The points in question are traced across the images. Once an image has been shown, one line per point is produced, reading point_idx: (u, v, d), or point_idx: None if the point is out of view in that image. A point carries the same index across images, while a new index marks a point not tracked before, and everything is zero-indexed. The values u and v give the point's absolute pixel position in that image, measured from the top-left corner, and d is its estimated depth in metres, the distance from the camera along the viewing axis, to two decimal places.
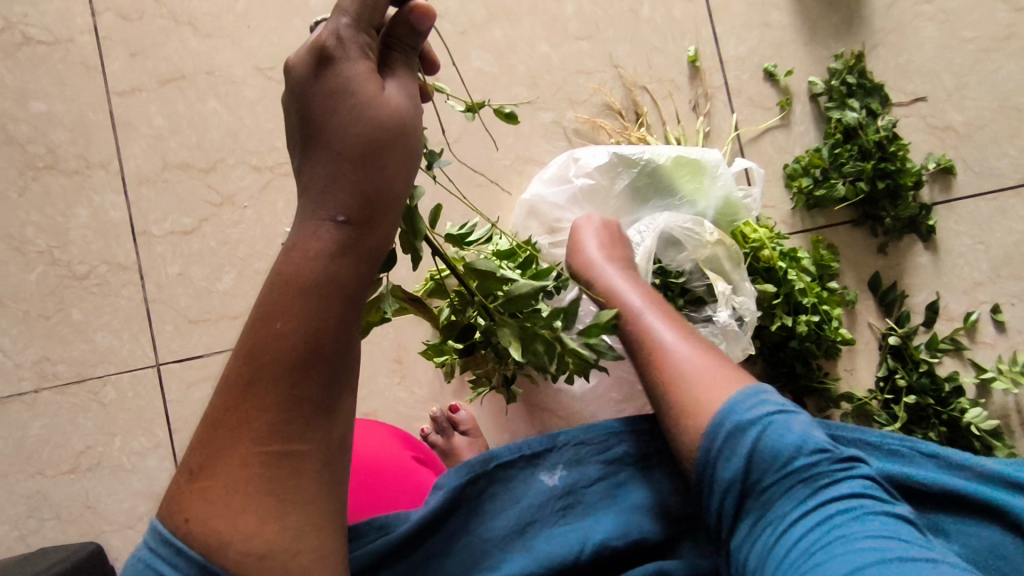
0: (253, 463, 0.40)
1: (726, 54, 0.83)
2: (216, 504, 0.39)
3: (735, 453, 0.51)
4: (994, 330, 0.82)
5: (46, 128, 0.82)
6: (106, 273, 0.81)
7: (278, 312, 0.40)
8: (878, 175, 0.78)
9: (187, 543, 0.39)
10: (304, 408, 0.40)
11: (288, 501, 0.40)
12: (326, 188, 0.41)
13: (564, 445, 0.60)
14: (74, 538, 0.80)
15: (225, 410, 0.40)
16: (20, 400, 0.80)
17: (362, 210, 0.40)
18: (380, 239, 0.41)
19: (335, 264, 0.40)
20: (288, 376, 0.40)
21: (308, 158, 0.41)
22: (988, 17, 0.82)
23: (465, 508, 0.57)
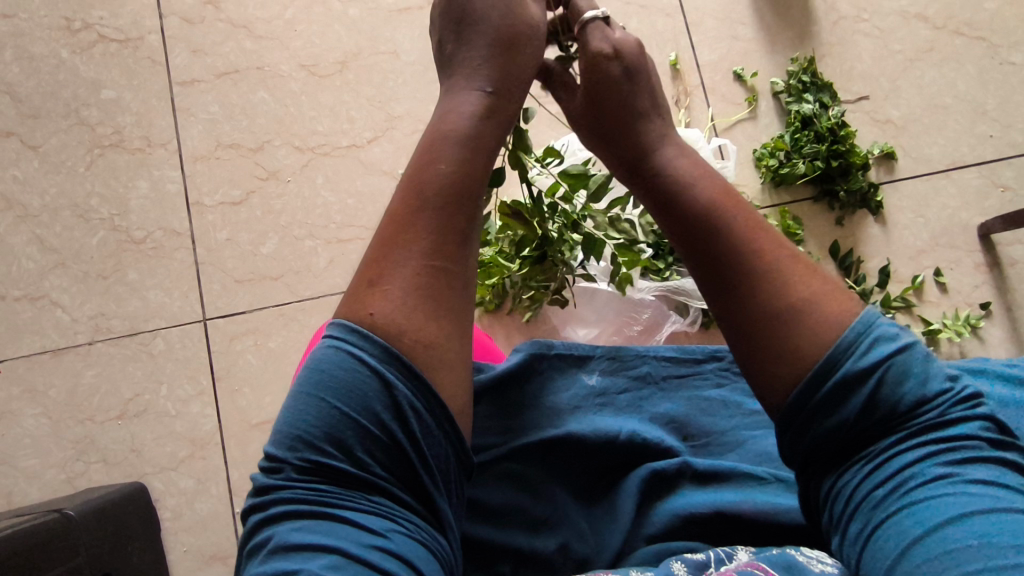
0: (420, 270, 0.48)
1: (701, 59, 0.98)
2: (391, 294, 0.47)
3: (853, 394, 0.44)
4: (938, 291, 0.94)
5: (114, 113, 0.93)
6: (161, 238, 0.91)
7: (435, 150, 0.52)
8: (832, 156, 0.93)
9: (369, 330, 0.46)
10: (456, 234, 0.50)
11: (442, 310, 0.48)
12: (476, 69, 0.57)
13: (601, 355, 0.72)
14: (118, 479, 0.86)
15: (397, 230, 0.49)
16: (75, 351, 0.88)
17: (494, 83, 0.57)
18: (510, 99, 0.58)
19: (483, 124, 0.55)
20: (447, 205, 0.50)
21: (459, 49, 0.59)
22: (913, 33, 0.99)
23: (534, 377, 0.69)
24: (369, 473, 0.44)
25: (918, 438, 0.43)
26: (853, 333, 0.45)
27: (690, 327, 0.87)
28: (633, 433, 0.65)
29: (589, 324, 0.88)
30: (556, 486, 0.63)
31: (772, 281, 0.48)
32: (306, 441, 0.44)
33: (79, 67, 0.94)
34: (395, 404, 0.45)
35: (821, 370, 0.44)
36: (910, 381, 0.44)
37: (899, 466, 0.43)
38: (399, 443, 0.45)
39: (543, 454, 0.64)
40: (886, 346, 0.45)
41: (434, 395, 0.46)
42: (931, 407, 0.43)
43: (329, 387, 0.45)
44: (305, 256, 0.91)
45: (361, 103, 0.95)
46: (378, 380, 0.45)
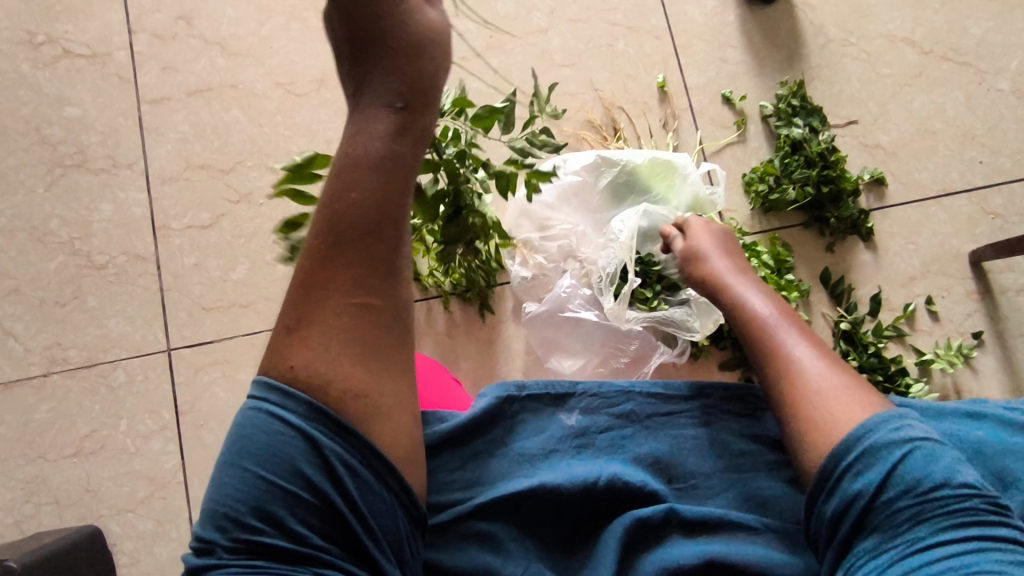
0: (343, 312, 0.48)
1: (689, 82, 0.96)
2: (320, 351, 0.47)
3: (875, 471, 0.49)
4: (930, 319, 0.92)
5: (78, 131, 0.89)
6: (124, 263, 0.86)
7: (354, 188, 0.48)
8: (822, 181, 0.91)
9: (290, 386, 0.46)
10: (379, 267, 0.49)
11: (370, 354, 0.48)
12: (393, 80, 0.51)
13: (581, 393, 0.68)
14: (71, 522, 0.80)
15: (313, 272, 0.48)
16: (28, 384, 0.83)
17: (415, 103, 0.51)
18: (428, 124, 0.52)
19: (397, 144, 0.50)
20: (363, 240, 0.48)
21: (383, 62, 0.51)
22: (902, 57, 0.98)
23: (503, 422, 0.65)
24: (306, 544, 0.44)
25: (959, 526, 0.46)
26: (874, 421, 0.51)
27: (678, 358, 0.84)
28: (613, 479, 0.61)
29: (574, 355, 0.84)
30: (530, 543, 0.59)
31: (795, 387, 0.57)
32: (233, 519, 0.44)
33: (41, 82, 0.90)
34: (324, 464, 0.45)
35: (835, 452, 0.51)
36: (937, 465, 0.49)
37: (921, 541, 0.46)
38: (333, 504, 0.45)
39: (514, 508, 0.60)
40: (908, 432, 0.50)
41: (372, 448, 0.47)
42: (968, 496, 0.47)
43: (251, 455, 0.45)
44: (277, 282, 0.87)
45: (339, 123, 0.91)
46: (304, 440, 0.45)
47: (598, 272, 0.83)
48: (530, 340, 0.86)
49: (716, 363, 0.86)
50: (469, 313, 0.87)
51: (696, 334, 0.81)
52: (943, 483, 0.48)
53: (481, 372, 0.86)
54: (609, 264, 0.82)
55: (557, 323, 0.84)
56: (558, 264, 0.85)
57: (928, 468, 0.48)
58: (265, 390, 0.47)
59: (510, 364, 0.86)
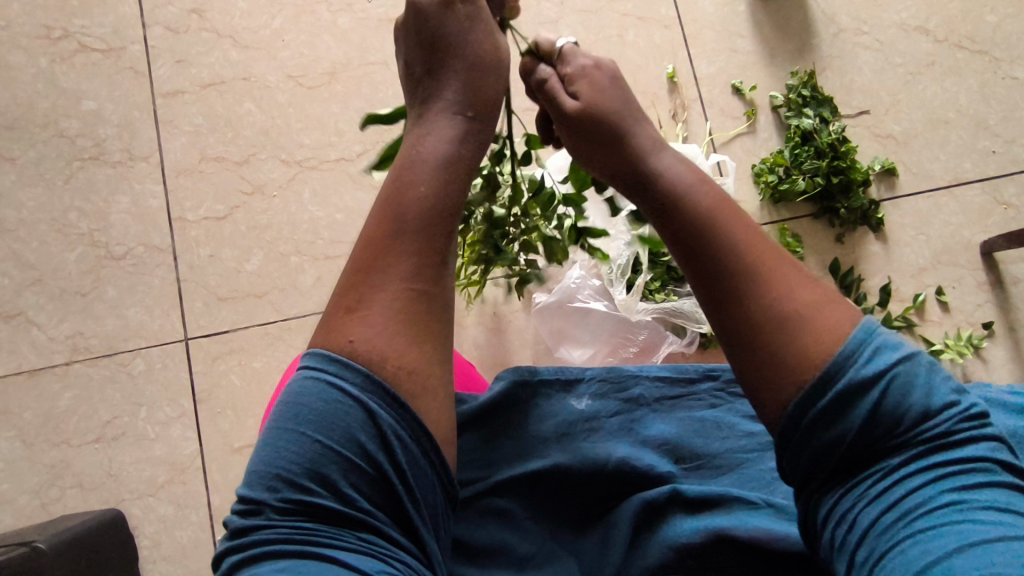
0: (402, 296, 0.48)
1: (699, 72, 0.96)
2: (378, 330, 0.47)
3: (858, 406, 0.42)
4: (940, 310, 0.92)
5: (95, 125, 0.91)
6: (142, 254, 0.88)
7: (422, 183, 0.50)
8: (832, 172, 0.91)
9: (349, 358, 0.46)
10: (436, 254, 0.50)
11: (426, 340, 0.48)
12: (463, 90, 0.54)
13: (590, 378, 0.69)
14: (95, 505, 0.83)
15: (375, 255, 0.49)
16: (52, 371, 0.85)
17: (478, 112, 0.55)
18: (486, 130, 0.55)
19: (463, 147, 0.53)
20: (426, 229, 0.49)
21: (456, 71, 0.55)
22: (915, 45, 0.98)
23: (519, 405, 0.66)
24: (355, 508, 0.44)
25: (928, 455, 0.42)
26: (855, 340, 0.44)
27: (688, 348, 0.85)
28: (622, 461, 0.62)
29: (584, 344, 0.85)
30: (544, 522, 0.60)
31: (756, 289, 0.46)
32: (287, 480, 0.43)
33: (57, 76, 0.91)
34: (379, 434, 0.45)
35: (816, 381, 0.43)
36: (916, 393, 0.42)
37: (892, 477, 0.42)
38: (385, 474, 0.45)
39: (530, 487, 0.61)
40: (887, 356, 0.43)
41: (419, 424, 0.47)
42: (932, 420, 0.42)
43: (310, 420, 0.45)
44: (291, 273, 0.89)
45: (350, 116, 0.92)
46: (361, 410, 0.45)
47: (608, 262, 0.84)
48: (540, 330, 0.87)
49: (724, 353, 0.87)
50: (480, 303, 0.88)
51: (703, 325, 0.83)
52: (918, 413, 0.42)
53: (492, 361, 0.87)
54: (621, 256, 0.82)
55: (567, 313, 0.85)
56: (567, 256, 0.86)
57: (902, 391, 0.42)
58: (322, 361, 0.47)
59: (520, 354, 0.87)
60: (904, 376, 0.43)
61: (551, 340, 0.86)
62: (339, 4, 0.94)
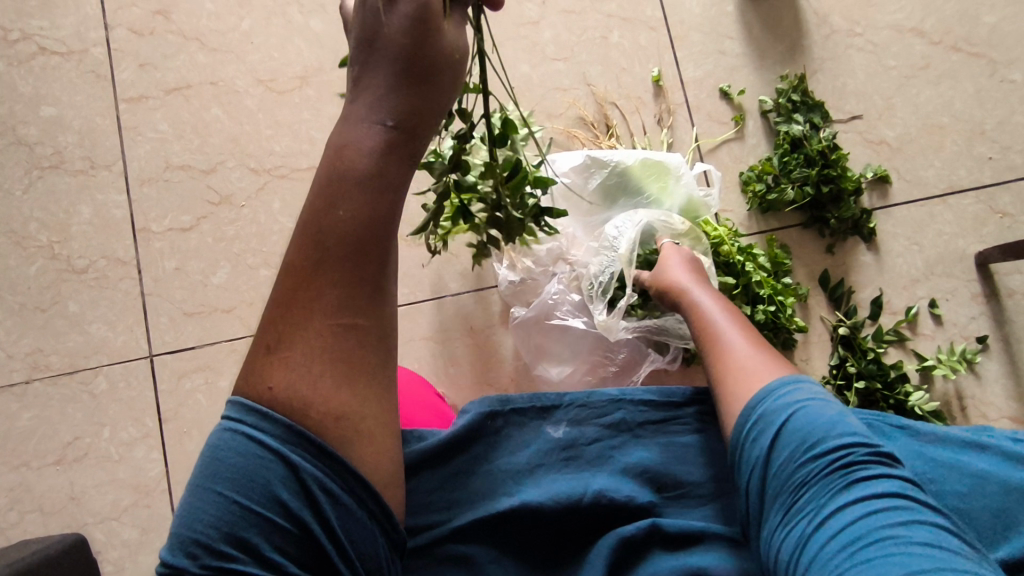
0: (328, 335, 0.45)
1: (685, 75, 0.92)
2: (302, 373, 0.44)
3: (766, 435, 0.52)
4: (932, 323, 0.89)
5: (55, 132, 0.87)
6: (104, 267, 0.85)
7: (341, 206, 0.45)
8: (822, 181, 0.88)
9: (269, 409, 0.43)
10: (366, 286, 0.46)
11: (359, 380, 0.45)
12: (394, 95, 0.46)
13: (569, 404, 0.65)
14: (56, 529, 0.80)
15: (296, 289, 0.45)
16: (10, 391, 0.82)
17: (410, 121, 0.47)
18: (422, 142, 0.48)
19: (385, 160, 0.46)
20: (349, 259, 0.45)
21: (385, 72, 0.46)
22: (910, 48, 0.94)
23: (485, 438, 0.63)
24: (281, 571, 0.42)
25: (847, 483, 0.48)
26: (766, 395, 0.55)
27: (670, 366, 0.82)
28: (598, 495, 0.59)
29: (562, 362, 0.82)
30: (510, 563, 0.57)
31: (724, 362, 0.60)
32: (204, 545, 0.41)
33: (15, 81, 0.87)
34: (303, 489, 0.42)
35: (746, 425, 0.54)
36: (819, 427, 0.51)
37: (815, 502, 0.48)
38: (310, 531, 0.42)
39: (496, 528, 0.58)
40: (805, 398, 0.53)
41: (351, 473, 0.44)
42: (844, 451, 0.49)
43: (225, 479, 0.42)
44: (260, 287, 0.85)
45: (322, 122, 0.88)
46: (281, 466, 0.42)
47: (589, 278, 0.80)
48: (518, 347, 0.84)
49: None
50: (456, 317, 0.85)
51: (688, 343, 0.79)
52: (837, 441, 0.50)
53: (468, 378, 0.84)
54: (603, 271, 0.79)
55: (545, 329, 0.82)
56: (548, 269, 0.83)
57: (822, 422, 0.51)
58: (243, 411, 0.44)
59: (497, 371, 0.84)
60: (826, 414, 0.52)
61: (528, 356, 0.83)
62: (311, 4, 0.90)
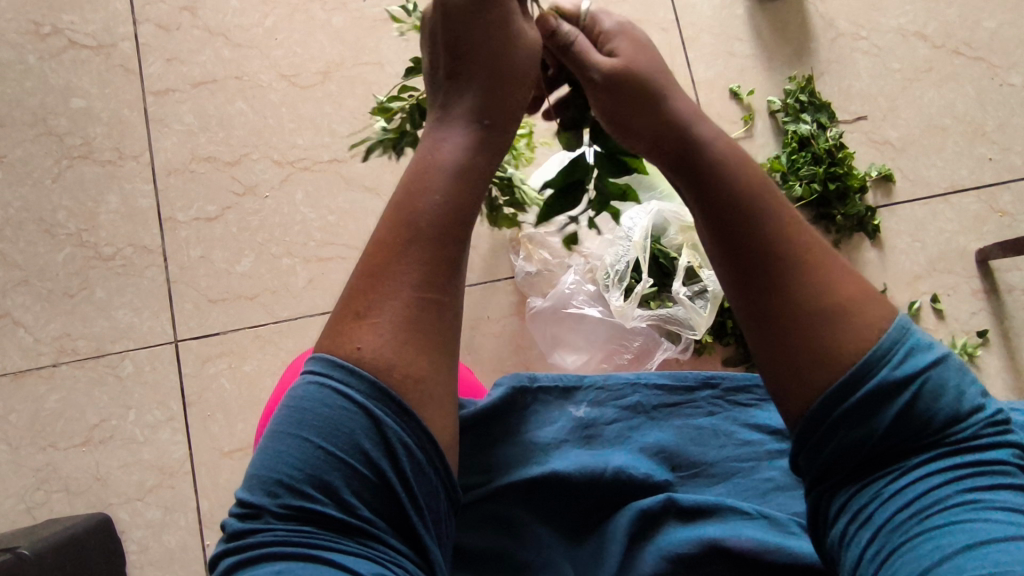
0: (410, 306, 0.46)
1: (696, 75, 0.95)
2: (388, 340, 0.45)
3: (883, 406, 0.41)
4: (934, 318, 0.91)
5: (84, 123, 0.89)
6: (131, 255, 0.87)
7: (432, 190, 0.48)
8: (829, 178, 0.91)
9: (356, 366, 0.44)
10: (447, 264, 0.48)
11: (433, 356, 0.46)
12: (482, 94, 0.52)
13: (589, 385, 0.68)
14: (82, 510, 0.82)
15: (383, 263, 0.47)
16: (38, 374, 0.84)
17: (496, 119, 0.52)
18: (506, 139, 0.53)
19: (476, 154, 0.51)
20: (436, 236, 0.48)
21: (478, 77, 0.52)
22: (912, 51, 0.97)
23: (517, 412, 0.64)
24: (354, 515, 0.43)
25: (955, 459, 0.41)
26: (890, 339, 0.42)
27: (682, 354, 0.84)
28: (617, 471, 0.61)
29: (578, 350, 0.85)
30: (542, 528, 0.59)
31: (803, 287, 0.45)
32: (288, 486, 0.42)
33: (47, 74, 0.90)
34: (383, 441, 0.43)
35: (841, 376, 0.42)
36: (946, 397, 0.42)
37: (923, 480, 0.41)
38: (387, 481, 0.43)
39: (529, 495, 0.60)
40: (920, 355, 0.42)
41: (425, 431, 0.45)
42: (964, 424, 0.41)
43: (311, 426, 0.43)
44: (282, 276, 0.87)
45: (344, 117, 0.91)
46: (367, 418, 0.43)
47: (605, 268, 0.84)
48: (533, 335, 0.86)
49: (718, 358, 0.86)
50: (474, 306, 0.88)
51: (696, 332, 0.82)
52: (956, 414, 0.42)
53: (485, 365, 0.87)
54: (619, 262, 0.83)
55: (561, 318, 0.85)
56: (563, 260, 0.86)
57: (942, 387, 0.42)
58: (328, 365, 0.45)
59: (513, 358, 0.87)
60: (946, 375, 0.42)
61: (543, 345, 0.86)
62: (333, 3, 0.92)
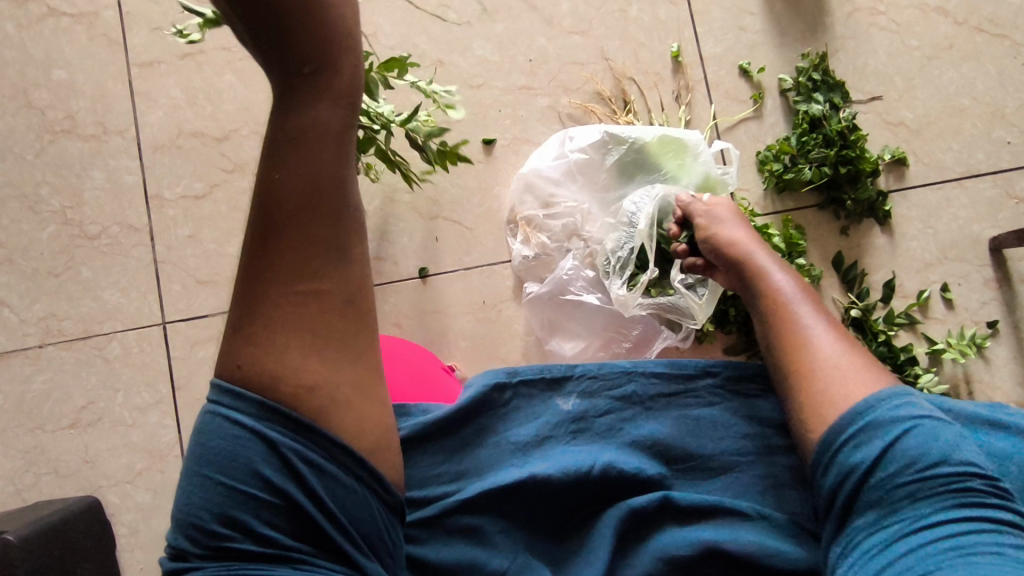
0: (290, 302, 0.48)
1: (705, 51, 0.91)
2: (270, 345, 0.48)
3: (872, 447, 0.51)
4: (944, 307, 0.89)
5: (67, 96, 0.86)
6: (117, 234, 0.85)
7: (281, 175, 0.48)
8: (840, 161, 0.87)
9: (243, 387, 0.47)
10: (319, 245, 0.49)
11: (324, 340, 0.49)
12: (312, 56, 0.49)
13: (581, 375, 0.65)
14: (71, 492, 0.81)
15: (257, 266, 0.48)
16: (24, 355, 0.83)
17: (330, 73, 0.50)
18: (350, 82, 0.50)
19: (320, 114, 0.49)
20: (301, 221, 0.48)
21: (284, 46, 0.48)
22: (932, 28, 0.93)
23: (489, 412, 0.63)
24: (273, 543, 0.46)
25: (950, 508, 0.48)
26: (881, 414, 0.52)
27: (683, 343, 0.82)
28: (607, 467, 0.59)
29: (575, 337, 0.83)
30: (519, 534, 0.58)
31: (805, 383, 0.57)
32: (199, 527, 0.45)
33: (27, 44, 0.86)
34: (282, 463, 0.46)
35: (828, 438, 0.54)
36: (929, 451, 0.50)
37: (912, 516, 0.49)
38: (297, 504, 0.46)
39: (504, 499, 0.58)
40: (898, 416, 0.52)
41: (333, 442, 0.48)
42: (943, 473, 0.49)
43: (211, 463, 0.46)
44: None
45: None
46: (261, 443, 0.46)
47: (605, 254, 0.81)
48: (531, 321, 0.84)
49: (720, 347, 0.84)
50: (469, 290, 0.85)
51: (695, 320, 0.79)
52: (943, 465, 0.50)
53: (480, 351, 0.85)
54: (620, 248, 0.80)
55: (559, 305, 0.83)
56: (562, 243, 0.83)
57: (928, 444, 0.51)
58: (222, 392, 0.48)
59: (509, 345, 0.85)
60: (929, 435, 0.51)
61: (540, 331, 0.83)
62: None
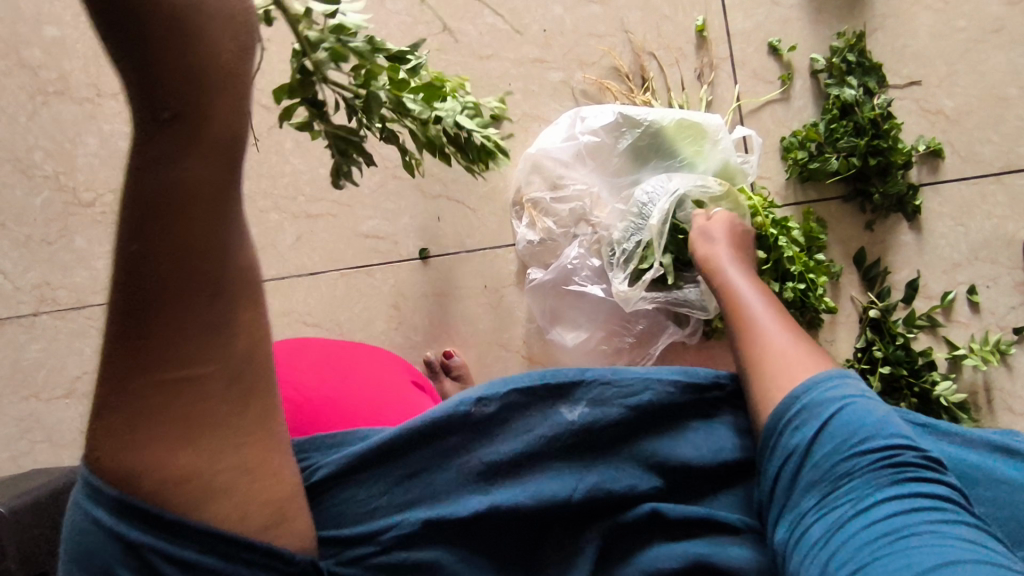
0: (151, 395, 0.38)
1: (733, 26, 0.85)
2: (125, 445, 0.38)
3: (810, 424, 0.43)
4: (969, 310, 0.84)
5: (59, 55, 0.82)
6: (111, 202, 0.82)
7: (135, 238, 0.36)
8: (870, 152, 0.81)
9: (101, 483, 0.38)
10: (192, 326, 0.38)
11: (198, 441, 0.39)
12: (170, 87, 0.35)
13: (592, 379, 0.49)
14: (66, 461, 0.81)
15: (113, 350, 0.38)
16: (19, 322, 0.82)
17: (197, 109, 0.36)
18: (226, 120, 0.37)
19: (184, 165, 0.36)
20: (166, 296, 0.37)
21: (137, 71, 0.35)
22: (982, 8, 0.85)
23: (446, 439, 0.47)
24: None
25: (890, 488, 0.39)
26: (811, 393, 0.45)
27: (689, 338, 0.79)
28: (595, 485, 0.46)
29: (578, 328, 0.80)
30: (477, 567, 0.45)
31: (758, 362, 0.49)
32: None
33: None
34: (143, 564, 0.38)
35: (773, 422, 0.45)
36: (863, 426, 0.42)
37: (850, 497, 0.40)
38: None
39: (453, 530, 0.45)
40: (828, 392, 0.44)
41: (209, 535, 0.39)
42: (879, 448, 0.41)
43: (73, 557, 0.39)
44: (270, 232, 0.82)
45: None
46: (119, 543, 0.38)
47: (611, 243, 0.77)
48: (533, 309, 0.81)
49: (728, 343, 0.81)
50: (471, 274, 0.82)
51: (708, 312, 0.76)
52: (877, 438, 0.41)
53: (479, 337, 0.82)
54: (629, 240, 0.75)
55: (561, 295, 0.80)
56: (568, 229, 0.79)
57: (861, 417, 0.42)
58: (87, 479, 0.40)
59: (509, 332, 0.82)
60: (865, 409, 0.43)
61: (541, 320, 0.81)
62: None
